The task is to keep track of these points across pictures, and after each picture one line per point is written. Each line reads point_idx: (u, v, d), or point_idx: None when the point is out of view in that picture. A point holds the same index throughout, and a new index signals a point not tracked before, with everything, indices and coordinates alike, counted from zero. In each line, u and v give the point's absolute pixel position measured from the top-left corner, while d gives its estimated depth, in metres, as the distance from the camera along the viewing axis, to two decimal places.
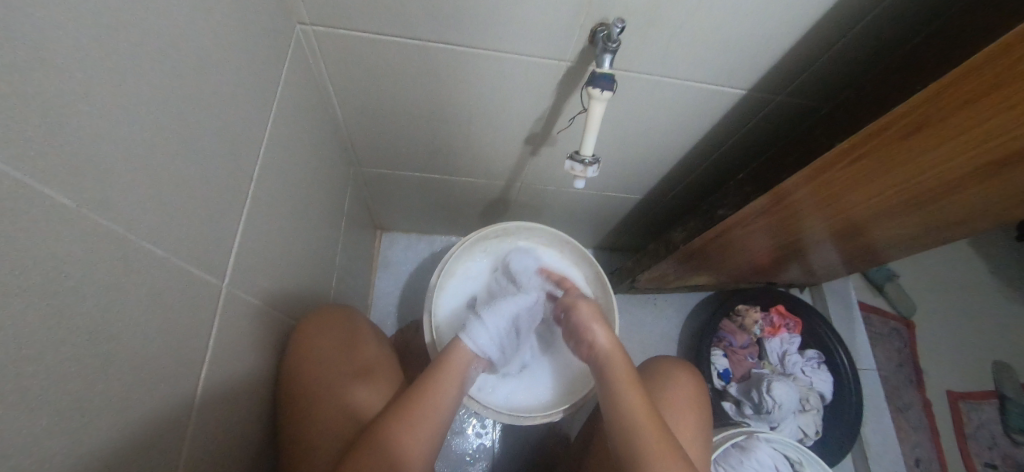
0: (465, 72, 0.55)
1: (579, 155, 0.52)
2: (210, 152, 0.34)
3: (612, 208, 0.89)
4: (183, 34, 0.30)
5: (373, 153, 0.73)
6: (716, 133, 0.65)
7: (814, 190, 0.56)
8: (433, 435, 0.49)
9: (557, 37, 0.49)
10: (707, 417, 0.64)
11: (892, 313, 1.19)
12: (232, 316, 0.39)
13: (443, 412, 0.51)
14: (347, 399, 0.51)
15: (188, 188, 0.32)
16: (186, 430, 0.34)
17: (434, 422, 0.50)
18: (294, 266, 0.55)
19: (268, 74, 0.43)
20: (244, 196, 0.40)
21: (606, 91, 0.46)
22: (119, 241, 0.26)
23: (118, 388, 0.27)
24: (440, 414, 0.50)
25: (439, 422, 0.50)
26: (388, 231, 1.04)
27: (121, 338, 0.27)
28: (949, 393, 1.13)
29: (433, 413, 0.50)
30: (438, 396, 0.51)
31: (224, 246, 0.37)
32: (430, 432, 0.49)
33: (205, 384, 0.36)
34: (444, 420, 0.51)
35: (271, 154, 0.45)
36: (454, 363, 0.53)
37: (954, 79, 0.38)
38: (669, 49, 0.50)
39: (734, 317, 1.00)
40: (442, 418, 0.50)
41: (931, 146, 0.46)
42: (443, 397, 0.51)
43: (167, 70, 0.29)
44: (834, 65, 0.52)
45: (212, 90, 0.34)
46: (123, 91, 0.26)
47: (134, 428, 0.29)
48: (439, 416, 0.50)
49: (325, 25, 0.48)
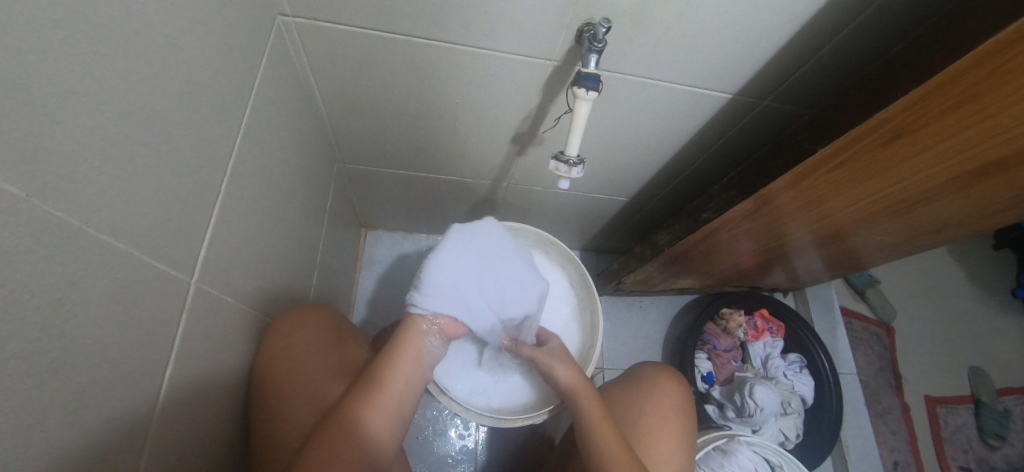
0: (450, 69, 0.54)
1: (564, 156, 0.51)
2: (180, 143, 0.33)
3: (599, 209, 0.88)
4: (150, 21, 0.29)
5: (357, 150, 0.72)
6: (702, 137, 0.65)
7: (795, 195, 0.57)
8: (395, 408, 0.50)
9: (543, 36, 0.48)
10: (691, 425, 0.64)
11: (872, 319, 1.21)
12: (201, 313, 0.38)
13: (404, 384, 0.52)
14: (322, 393, 0.50)
15: (155, 179, 0.31)
16: (149, 431, 0.33)
17: (396, 395, 0.51)
18: (270, 263, 0.53)
19: (246, 66, 0.42)
20: (216, 189, 0.39)
21: (591, 91, 0.46)
22: (74, 233, 0.25)
23: (72, 386, 0.26)
24: (402, 393, 0.51)
25: (401, 398, 0.51)
26: (373, 228, 1.03)
27: (76, 335, 0.26)
28: (928, 398, 1.15)
29: (393, 387, 0.50)
30: (396, 371, 0.52)
31: (195, 240, 0.36)
32: (390, 406, 0.49)
33: (171, 384, 0.35)
34: (409, 395, 0.52)
35: (248, 148, 0.44)
36: (415, 342, 0.54)
37: (931, 88, 0.38)
38: (655, 51, 0.50)
39: (719, 321, 1.01)
40: (403, 391, 0.51)
41: (910, 153, 0.47)
42: (402, 375, 0.52)
43: (133, 58, 0.28)
44: (817, 71, 0.53)
45: (183, 81, 0.33)
46: (83, 78, 0.25)
47: (90, 431, 0.27)
48: (398, 390, 0.51)
49: (306, 17, 0.47)
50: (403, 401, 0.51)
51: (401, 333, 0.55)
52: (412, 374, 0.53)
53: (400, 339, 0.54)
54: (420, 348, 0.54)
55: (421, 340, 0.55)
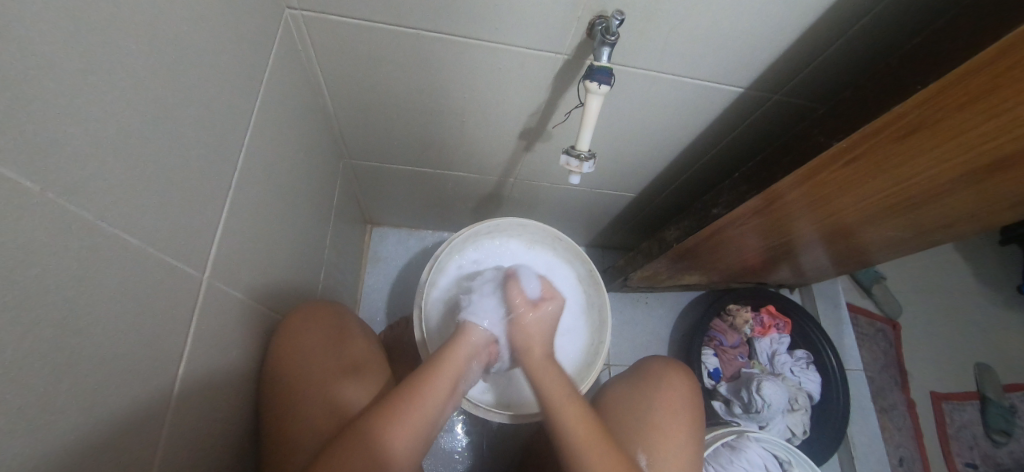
0: (459, 63, 0.54)
1: (575, 150, 0.51)
2: (191, 138, 0.33)
3: (606, 205, 0.88)
4: (161, 13, 0.29)
5: (364, 146, 0.72)
6: (712, 131, 0.64)
7: (807, 191, 0.56)
8: (420, 430, 0.46)
9: (554, 29, 0.48)
10: (699, 419, 0.64)
11: (879, 315, 1.20)
12: (212, 310, 0.37)
13: (438, 407, 0.48)
14: (336, 400, 0.49)
15: (166, 174, 0.30)
16: (162, 428, 0.32)
17: (428, 419, 0.47)
18: (279, 260, 0.53)
19: (255, 59, 0.41)
20: (227, 185, 0.38)
21: (603, 85, 0.46)
22: (87, 229, 0.25)
23: (87, 382, 0.26)
24: (431, 414, 0.47)
25: (430, 421, 0.47)
26: (379, 225, 1.02)
27: (91, 331, 0.25)
28: (934, 394, 1.15)
29: (427, 408, 0.47)
30: (433, 390, 0.48)
31: (206, 236, 0.36)
32: (419, 428, 0.46)
33: (183, 381, 0.34)
34: (435, 420, 0.48)
35: (256, 143, 0.44)
36: (453, 363, 0.52)
37: (950, 82, 0.38)
38: (667, 44, 0.49)
39: (725, 317, 1.00)
40: (435, 415, 0.47)
41: (925, 149, 0.46)
42: (437, 396, 0.48)
43: (145, 51, 0.28)
44: (832, 64, 0.52)
45: (194, 74, 0.33)
46: (96, 69, 0.24)
47: (103, 429, 0.27)
48: (428, 412, 0.47)
49: (314, 10, 0.47)
50: (429, 426, 0.47)
51: (444, 353, 0.52)
52: (446, 398, 0.49)
53: (441, 358, 0.52)
54: (459, 369, 0.52)
55: (462, 365, 0.52)
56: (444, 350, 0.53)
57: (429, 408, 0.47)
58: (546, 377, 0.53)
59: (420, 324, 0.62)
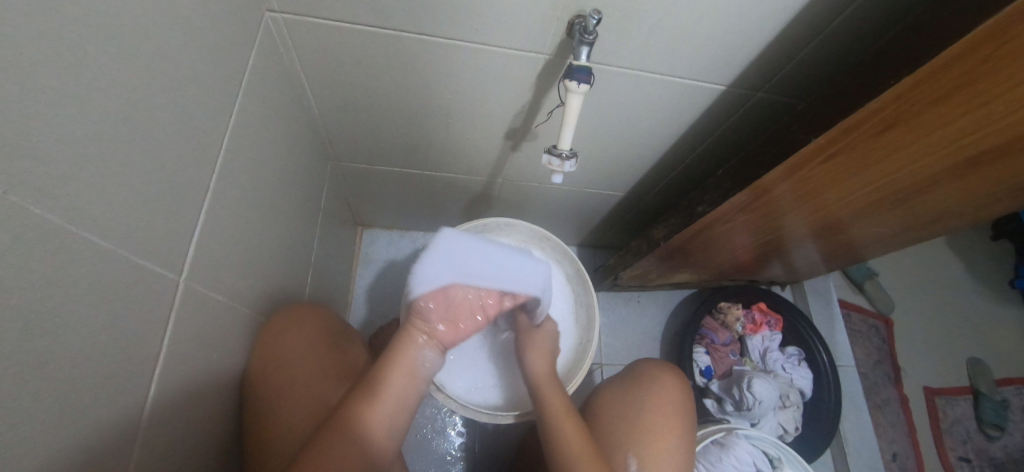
0: (441, 63, 0.54)
1: (556, 149, 0.51)
2: (166, 140, 0.33)
3: (595, 204, 0.88)
4: (132, 16, 0.29)
5: (352, 148, 0.72)
6: (697, 129, 0.65)
7: (789, 188, 0.57)
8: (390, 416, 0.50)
9: (534, 30, 0.48)
10: (690, 422, 0.64)
11: (871, 311, 1.21)
12: (190, 312, 0.37)
13: (399, 395, 0.51)
14: (319, 394, 0.50)
15: (139, 176, 0.30)
16: (138, 431, 0.32)
17: (391, 405, 0.50)
18: (263, 262, 0.53)
19: (233, 61, 0.42)
20: (205, 187, 0.38)
21: (582, 84, 0.46)
22: (54, 232, 0.25)
23: (56, 386, 0.26)
24: (392, 402, 0.50)
25: (392, 409, 0.50)
26: (370, 227, 1.02)
27: (59, 333, 0.25)
28: (927, 389, 1.15)
29: (385, 397, 0.50)
30: (388, 380, 0.51)
31: (183, 238, 0.36)
32: (385, 416, 0.49)
33: (160, 383, 0.34)
34: (400, 408, 0.51)
35: (237, 145, 0.44)
36: (409, 352, 0.54)
37: (921, 77, 0.38)
38: (647, 43, 0.49)
39: (716, 314, 1.01)
40: (397, 403, 0.51)
41: (902, 144, 0.46)
42: (393, 388, 0.51)
43: (115, 54, 0.28)
44: (812, 61, 0.52)
45: (168, 76, 0.33)
46: (62, 72, 0.24)
47: (73, 431, 0.27)
48: (391, 401, 0.50)
49: (295, 13, 0.47)
50: (395, 411, 0.50)
51: (396, 344, 0.54)
52: (406, 386, 0.52)
53: (393, 349, 0.54)
54: (414, 359, 0.54)
55: (416, 354, 0.54)
56: (397, 341, 0.55)
57: (386, 397, 0.50)
58: (548, 391, 0.56)
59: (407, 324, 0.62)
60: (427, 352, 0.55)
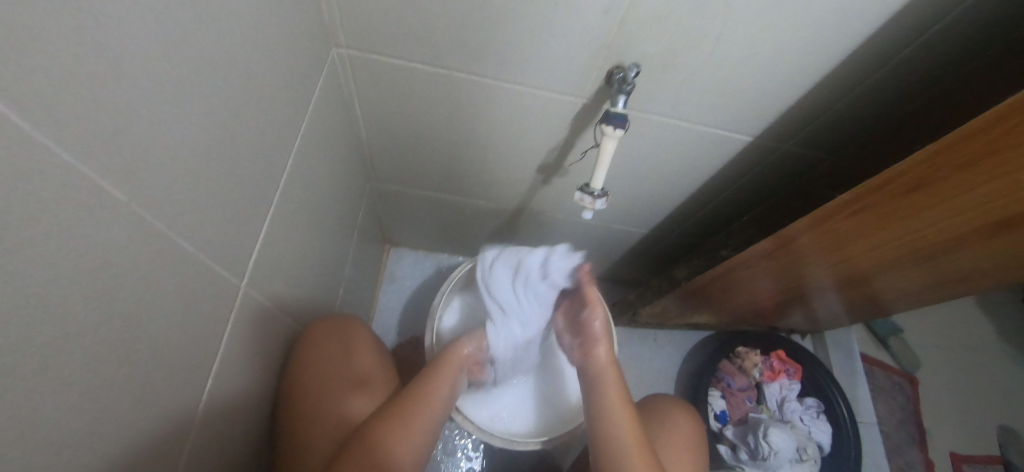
0: (484, 100, 0.58)
1: (589, 188, 0.54)
2: (245, 162, 0.37)
3: (618, 239, 0.90)
4: (233, 51, 0.33)
5: (391, 171, 0.76)
6: (723, 176, 0.67)
7: (815, 238, 0.58)
8: (425, 433, 0.52)
9: (575, 76, 0.52)
10: (703, 461, 0.64)
11: (896, 369, 1.17)
12: (246, 315, 0.41)
13: (432, 416, 0.53)
14: (344, 410, 0.52)
15: (222, 193, 0.34)
16: (191, 425, 0.35)
17: (426, 423, 0.52)
18: (305, 273, 0.56)
19: (303, 90, 0.46)
20: (269, 202, 0.42)
21: (618, 129, 0.49)
22: (155, 237, 0.28)
23: (138, 376, 0.28)
24: (432, 412, 0.53)
25: (428, 426, 0.52)
26: (397, 245, 1.06)
27: (147, 326, 0.28)
28: (954, 456, 1.10)
29: (427, 409, 0.53)
30: (432, 396, 0.54)
31: (247, 248, 0.39)
32: (420, 436, 0.51)
33: (214, 380, 0.37)
34: (433, 426, 0.53)
35: (297, 166, 0.48)
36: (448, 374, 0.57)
37: (949, 144, 0.40)
38: (679, 95, 0.53)
39: (735, 359, 0.99)
40: (431, 421, 0.53)
41: (928, 205, 0.48)
42: (432, 405, 0.53)
43: (219, 87, 0.32)
44: (839, 119, 0.54)
45: (253, 104, 0.37)
46: (182, 102, 0.28)
47: (144, 420, 0.30)
48: (430, 418, 0.53)
49: (359, 49, 0.52)
50: (431, 423, 0.53)
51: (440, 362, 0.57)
52: (444, 400, 0.55)
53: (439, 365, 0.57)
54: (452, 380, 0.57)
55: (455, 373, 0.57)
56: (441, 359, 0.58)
57: (433, 406, 0.53)
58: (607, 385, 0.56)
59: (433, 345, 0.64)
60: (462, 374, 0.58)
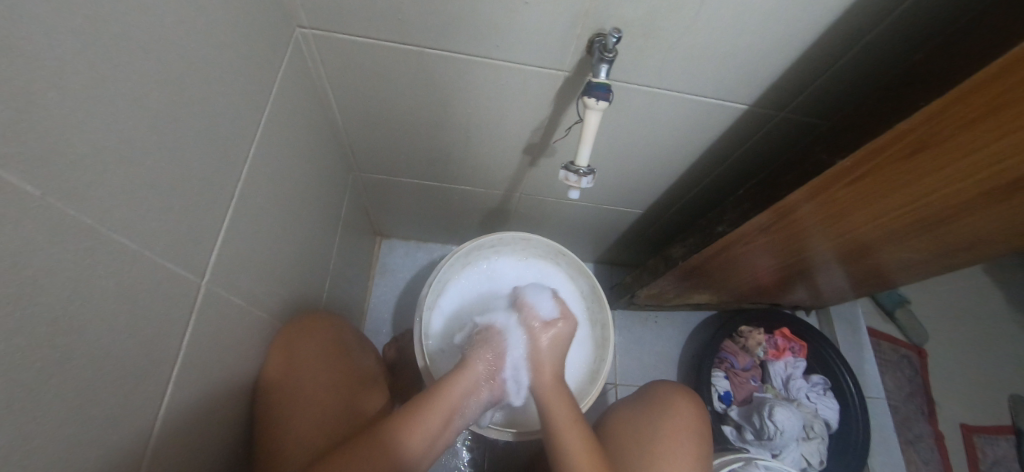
0: (461, 79, 0.55)
1: (573, 166, 0.51)
2: (195, 150, 0.34)
3: (612, 221, 0.87)
4: (167, 29, 0.30)
5: (373, 159, 0.73)
6: (717, 148, 0.64)
7: (815, 209, 0.55)
8: (429, 442, 0.48)
9: (553, 46, 0.49)
10: (706, 448, 0.61)
11: (903, 341, 1.16)
12: (210, 314, 0.38)
13: (439, 428, 0.49)
14: (342, 408, 0.51)
15: (168, 185, 0.32)
16: (152, 432, 0.33)
17: (431, 433, 0.49)
18: (283, 269, 0.54)
19: (262, 74, 0.43)
20: (229, 194, 0.40)
21: (601, 101, 0.46)
22: (84, 232, 0.26)
23: (79, 383, 0.26)
24: (439, 427, 0.49)
25: (433, 436, 0.49)
26: (388, 237, 1.04)
27: (85, 329, 0.26)
28: (964, 427, 1.07)
29: (434, 422, 0.49)
30: (441, 411, 0.50)
31: (206, 243, 0.37)
32: (424, 443, 0.48)
33: (176, 384, 0.35)
34: (436, 439, 0.49)
35: (262, 155, 0.45)
36: (456, 391, 0.52)
37: (953, 99, 0.37)
38: (666, 61, 0.49)
39: (737, 338, 0.97)
40: (437, 432, 0.49)
41: (933, 167, 0.45)
42: (437, 419, 0.49)
43: (153, 68, 0.29)
44: (838, 80, 0.51)
45: (200, 88, 0.34)
46: (103, 83, 0.26)
47: (90, 431, 0.28)
48: (435, 429, 0.49)
49: (323, 29, 0.49)
50: (438, 434, 0.49)
51: (449, 380, 0.52)
52: (446, 425, 0.50)
53: (449, 382, 0.52)
54: (460, 398, 0.52)
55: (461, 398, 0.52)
56: (449, 379, 0.52)
57: (440, 419, 0.49)
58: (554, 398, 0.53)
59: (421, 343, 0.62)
60: (470, 398, 0.53)
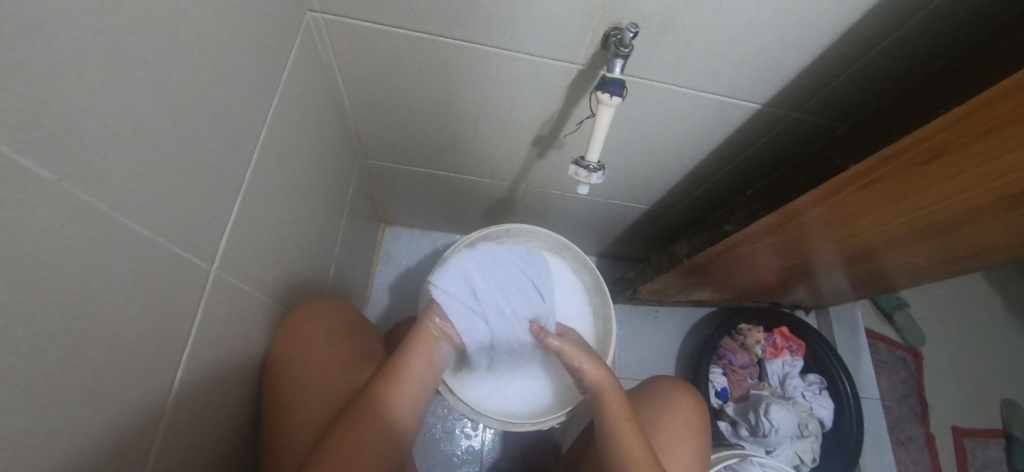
0: (472, 68, 0.54)
1: (584, 161, 0.51)
2: (207, 136, 0.34)
3: (618, 215, 0.87)
4: (181, 11, 0.30)
5: (380, 146, 0.73)
6: (728, 147, 0.63)
7: (825, 212, 0.55)
8: (415, 393, 0.54)
9: (568, 39, 0.48)
10: (704, 443, 0.62)
11: (899, 343, 1.16)
12: (219, 300, 0.39)
13: (419, 378, 0.55)
14: (339, 388, 0.52)
15: (180, 170, 0.32)
16: (164, 413, 0.33)
17: (414, 384, 0.54)
18: (289, 255, 0.54)
19: (274, 58, 0.43)
20: (239, 181, 0.39)
21: (615, 97, 0.45)
22: (99, 218, 0.25)
23: (95, 366, 0.27)
24: (419, 377, 0.55)
25: (417, 386, 0.54)
26: (392, 224, 1.04)
27: (99, 315, 0.26)
28: (955, 429, 1.10)
29: (412, 372, 0.54)
30: (416, 358, 0.55)
31: (216, 230, 0.37)
32: (410, 396, 0.53)
33: (186, 368, 0.35)
34: (421, 388, 0.55)
35: (271, 141, 0.45)
36: (426, 341, 0.57)
37: (975, 108, 0.36)
38: (681, 58, 0.49)
39: (736, 336, 0.98)
40: (419, 382, 0.55)
41: (948, 175, 0.44)
42: (416, 368, 0.55)
43: (167, 53, 0.29)
44: (854, 83, 0.50)
45: (213, 74, 0.34)
46: (118, 67, 0.25)
47: (103, 413, 0.28)
48: (416, 378, 0.54)
49: (335, 14, 0.48)
50: (420, 386, 0.55)
51: (418, 332, 0.58)
52: (426, 372, 0.56)
53: (416, 334, 0.57)
54: (432, 348, 0.57)
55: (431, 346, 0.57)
56: (417, 330, 0.58)
57: (418, 370, 0.55)
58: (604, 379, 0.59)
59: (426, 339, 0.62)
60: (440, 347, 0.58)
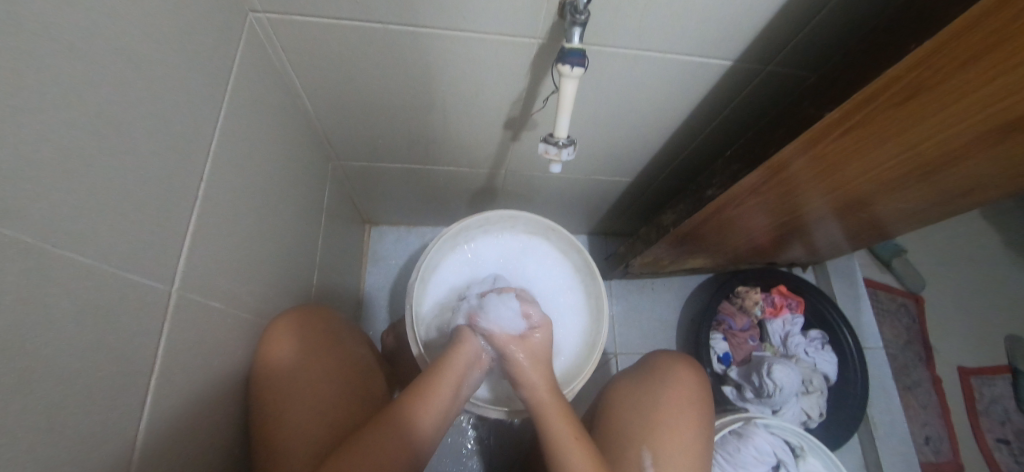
0: (428, 55, 0.52)
1: (553, 138, 0.49)
2: (149, 154, 0.33)
3: (602, 191, 0.86)
4: (95, 23, 0.28)
5: (350, 145, 0.71)
6: (704, 109, 0.62)
7: (807, 164, 0.53)
8: (436, 424, 0.50)
9: (523, 13, 0.46)
10: (707, 413, 0.62)
11: (899, 290, 1.17)
12: (187, 320, 0.37)
13: (443, 408, 0.51)
14: (331, 400, 0.50)
15: (121, 192, 0.30)
16: (136, 441, 0.33)
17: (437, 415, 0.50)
18: (264, 266, 0.53)
19: (216, 65, 0.41)
20: (194, 197, 0.38)
21: (577, 68, 0.43)
22: (31, 250, 0.24)
23: (48, 402, 0.26)
24: (443, 406, 0.51)
25: (438, 420, 0.50)
26: (376, 224, 1.02)
27: (46, 351, 0.25)
28: (961, 370, 1.09)
29: (437, 401, 0.50)
30: (443, 389, 0.51)
31: (173, 249, 0.36)
32: (430, 427, 0.49)
33: (156, 393, 0.35)
34: (438, 422, 0.50)
35: (226, 151, 0.43)
36: (453, 370, 0.53)
37: (948, 38, 0.35)
38: (642, 21, 0.47)
39: (734, 299, 0.97)
40: (442, 412, 0.50)
41: (929, 112, 0.43)
42: (439, 399, 0.50)
43: (87, 69, 0.27)
44: (825, 29, 0.49)
45: (145, 87, 0.32)
46: (28, 88, 0.24)
47: (64, 450, 0.27)
48: (438, 409, 0.50)
49: (278, 12, 0.46)
50: (442, 417, 0.51)
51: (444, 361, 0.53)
52: (449, 402, 0.51)
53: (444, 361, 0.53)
54: (458, 375, 0.53)
55: (462, 371, 0.53)
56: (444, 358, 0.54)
57: (443, 398, 0.51)
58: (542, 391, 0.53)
59: (416, 339, 0.60)
60: (468, 370, 0.54)
